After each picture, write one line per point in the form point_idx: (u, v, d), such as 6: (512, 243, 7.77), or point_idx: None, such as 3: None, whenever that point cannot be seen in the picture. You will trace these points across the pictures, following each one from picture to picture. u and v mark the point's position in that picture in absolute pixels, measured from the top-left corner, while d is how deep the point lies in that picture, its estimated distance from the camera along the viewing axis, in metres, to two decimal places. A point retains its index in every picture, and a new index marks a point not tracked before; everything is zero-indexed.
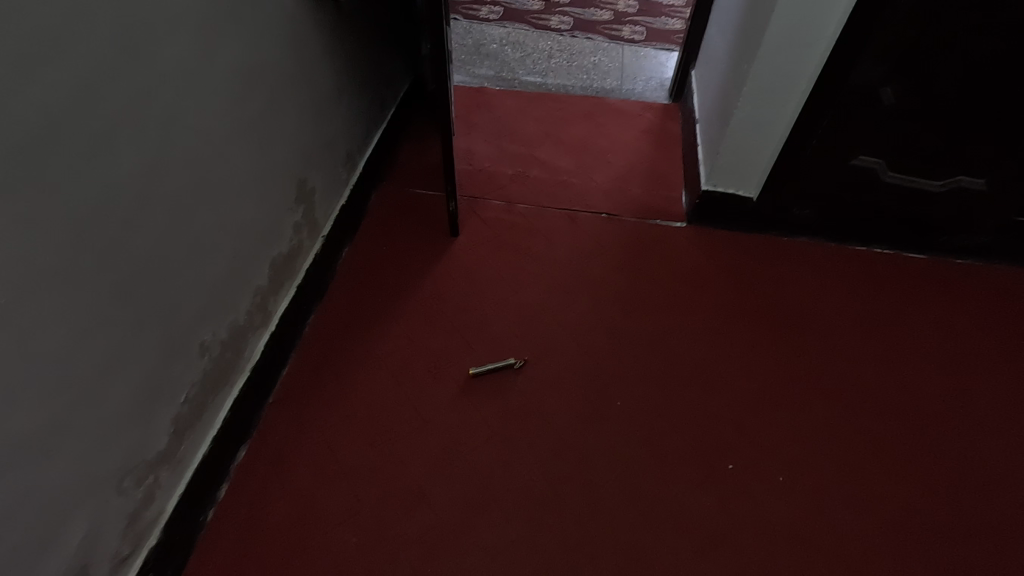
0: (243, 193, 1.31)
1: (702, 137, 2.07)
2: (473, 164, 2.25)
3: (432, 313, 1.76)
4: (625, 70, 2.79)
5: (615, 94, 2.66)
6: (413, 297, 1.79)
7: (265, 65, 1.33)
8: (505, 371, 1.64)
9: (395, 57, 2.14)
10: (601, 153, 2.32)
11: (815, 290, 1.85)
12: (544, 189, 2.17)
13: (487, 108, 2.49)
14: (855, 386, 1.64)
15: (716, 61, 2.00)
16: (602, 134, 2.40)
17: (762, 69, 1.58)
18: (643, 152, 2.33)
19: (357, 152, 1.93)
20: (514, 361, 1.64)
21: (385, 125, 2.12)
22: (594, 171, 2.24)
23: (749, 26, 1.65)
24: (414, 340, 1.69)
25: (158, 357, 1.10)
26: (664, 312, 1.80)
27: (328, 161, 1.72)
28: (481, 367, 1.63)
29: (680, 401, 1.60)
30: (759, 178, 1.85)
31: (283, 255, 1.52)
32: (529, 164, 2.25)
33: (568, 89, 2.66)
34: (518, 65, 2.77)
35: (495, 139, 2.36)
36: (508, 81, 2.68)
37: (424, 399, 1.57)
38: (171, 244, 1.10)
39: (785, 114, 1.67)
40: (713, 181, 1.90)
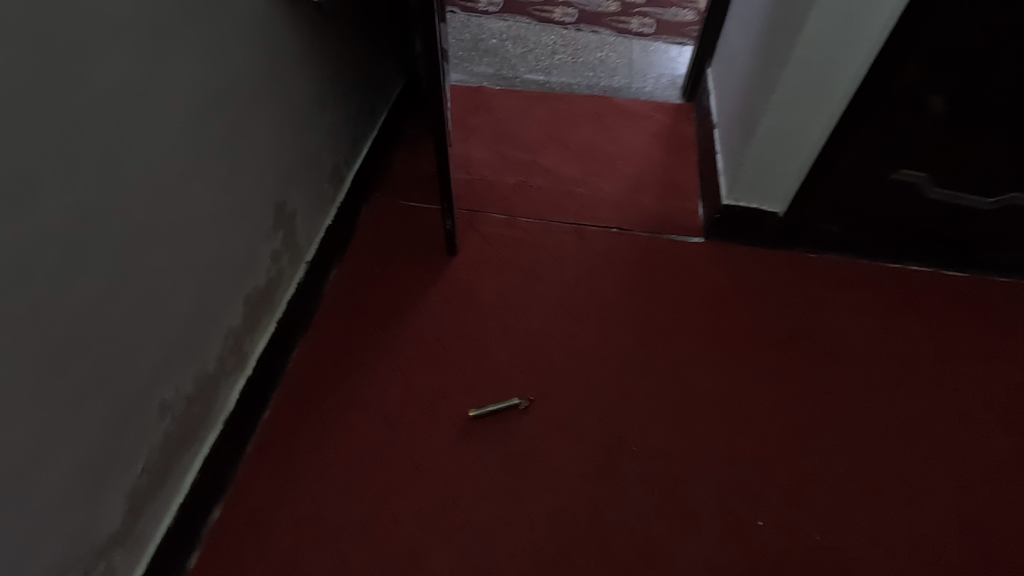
0: (208, 227, 1.15)
1: (722, 144, 1.90)
2: (472, 172, 2.09)
3: (427, 343, 1.61)
4: (634, 66, 2.61)
5: (623, 93, 2.48)
6: (406, 325, 1.64)
7: (232, 79, 1.16)
8: (508, 410, 1.49)
9: (385, 57, 1.96)
10: (610, 160, 2.15)
11: (845, 315, 1.70)
12: (549, 200, 2.01)
13: (487, 110, 2.32)
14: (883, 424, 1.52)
15: (739, 60, 1.81)
16: (611, 138, 2.23)
17: (794, 74, 1.41)
18: (655, 157, 2.16)
19: (345, 163, 1.77)
20: (519, 402, 1.49)
21: (375, 132, 1.95)
22: (603, 180, 2.08)
23: (780, 24, 1.47)
24: (406, 374, 1.54)
25: (106, 428, 0.95)
26: (682, 341, 1.65)
27: (311, 179, 1.55)
28: (481, 409, 1.48)
29: (700, 444, 1.46)
30: (787, 192, 1.68)
31: (260, 288, 1.37)
32: (532, 172, 2.08)
33: (573, 87, 2.47)
34: (519, 62, 2.59)
35: (495, 145, 2.19)
36: (509, 79, 2.50)
37: (420, 444, 1.43)
38: (117, 298, 0.94)
39: (819, 124, 1.49)
40: (735, 195, 1.74)
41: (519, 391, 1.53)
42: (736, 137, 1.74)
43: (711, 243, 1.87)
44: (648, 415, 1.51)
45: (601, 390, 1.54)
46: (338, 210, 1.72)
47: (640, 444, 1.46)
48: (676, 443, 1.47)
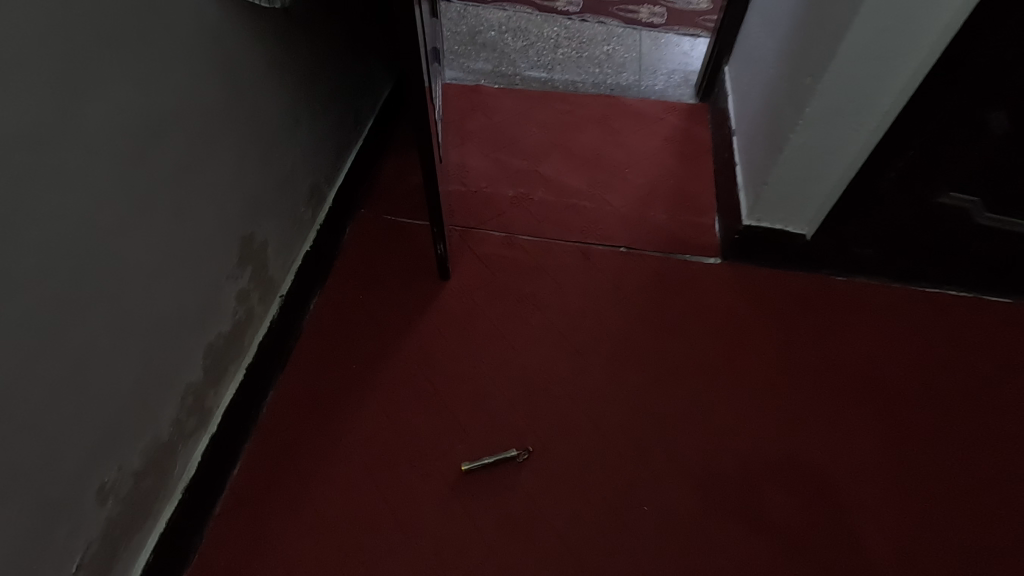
0: (153, 280, 0.99)
1: (742, 155, 1.72)
2: (467, 183, 1.91)
3: (416, 382, 1.45)
4: (643, 61, 2.41)
5: (633, 92, 2.28)
6: (393, 362, 1.48)
7: (178, 106, 0.99)
8: (506, 461, 1.35)
9: (369, 59, 1.77)
10: (617, 168, 1.97)
11: (877, 349, 1.55)
12: (551, 214, 1.83)
13: (484, 112, 2.13)
14: (908, 458, 1.40)
15: (763, 62, 1.63)
16: (618, 143, 2.05)
17: (832, 87, 1.23)
18: (667, 165, 1.98)
19: (326, 180, 1.61)
20: (517, 453, 1.35)
21: (359, 142, 1.78)
22: (610, 191, 1.90)
23: (816, 26, 1.29)
24: (393, 420, 1.39)
25: (22, 536, 0.81)
26: (697, 379, 1.50)
27: (285, 204, 1.39)
28: (475, 461, 1.33)
29: (718, 502, 1.33)
30: (815, 214, 1.51)
31: (224, 335, 1.22)
32: (533, 183, 1.91)
33: (578, 86, 2.28)
34: (519, 57, 2.39)
35: (493, 151, 2.01)
36: (508, 77, 2.30)
37: (408, 502, 1.29)
38: (28, 386, 0.79)
39: (855, 142, 1.32)
40: (757, 215, 1.57)
41: (518, 439, 1.39)
42: (759, 150, 1.57)
43: (729, 264, 1.70)
44: (660, 468, 1.37)
45: (608, 436, 1.40)
46: (319, 234, 1.57)
47: (652, 501, 1.33)
48: (692, 498, 1.33)
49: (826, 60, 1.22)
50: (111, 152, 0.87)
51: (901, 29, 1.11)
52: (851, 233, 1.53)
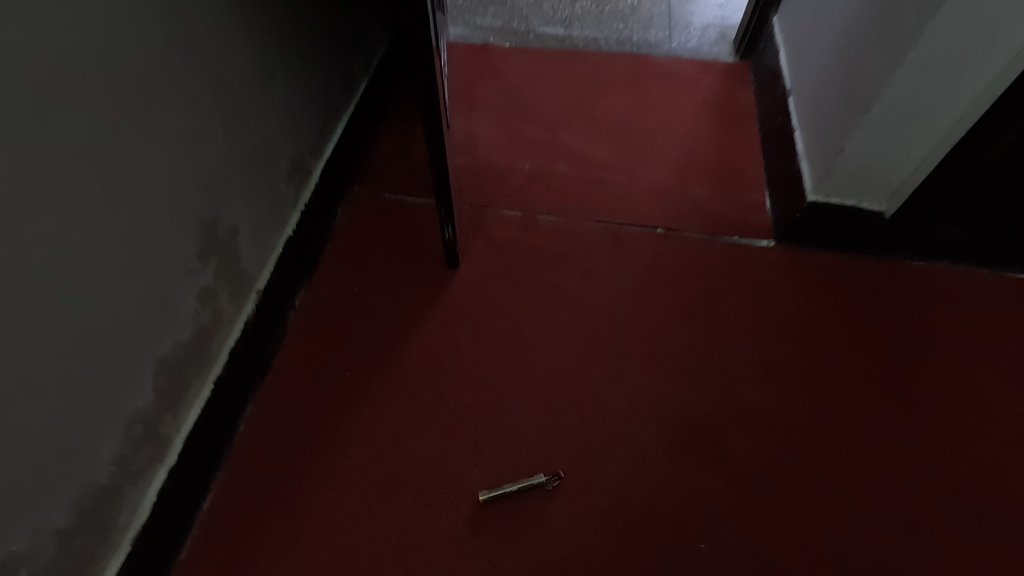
0: (74, 290, 0.77)
1: (803, 117, 1.46)
2: (478, 155, 1.66)
3: (425, 392, 1.24)
4: (674, 13, 2.10)
5: (663, 49, 1.98)
6: (398, 368, 1.26)
7: (101, 58, 0.74)
8: (533, 487, 1.14)
9: (360, 7, 1.49)
10: (650, 136, 1.71)
11: (965, 346, 1.33)
12: (576, 192, 1.59)
13: (494, 73, 1.86)
14: (1011, 468, 1.19)
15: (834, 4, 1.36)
16: (649, 108, 1.78)
17: (948, 28, 0.99)
18: (708, 133, 1.72)
19: (311, 152, 1.35)
20: (544, 479, 1.14)
21: (350, 108, 1.52)
22: (642, 163, 1.65)
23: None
24: (398, 437, 1.18)
25: None
26: (754, 385, 1.27)
27: (260, 181, 1.15)
28: (495, 491, 1.12)
29: (789, 534, 1.11)
30: (901, 183, 1.28)
31: (184, 345, 1.00)
32: (554, 154, 1.65)
33: (600, 43, 1.98)
34: (531, 9, 2.08)
35: (506, 118, 1.75)
36: (520, 35, 2.00)
37: (418, 538, 1.08)
38: None
39: (966, 95, 1.09)
40: (827, 188, 1.33)
41: (547, 462, 1.17)
42: (832, 109, 1.31)
43: (784, 249, 1.47)
44: (716, 494, 1.15)
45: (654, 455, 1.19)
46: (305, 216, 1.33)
47: (711, 533, 1.12)
48: (756, 528, 1.12)
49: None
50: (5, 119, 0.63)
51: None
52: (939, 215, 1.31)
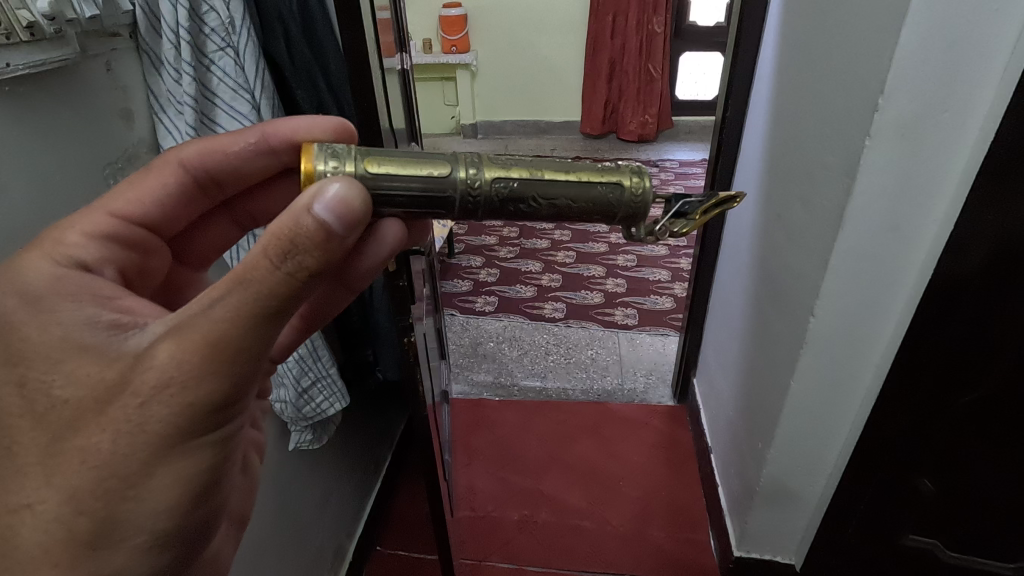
0: None
1: (720, 414, 1.29)
2: (450, 453, 1.36)
3: (193, 189, 0.60)
4: (624, 362, 1.81)
5: (621, 398, 1.67)
6: (210, 254, 0.68)
7: None
8: (572, 207, 0.50)
9: (378, 404, 1.30)
10: (614, 477, 1.40)
11: None
12: (542, 538, 1.27)
13: (483, 399, 1.66)
14: None
15: (732, 320, 1.23)
16: (608, 448, 1.49)
17: (854, 215, 0.71)
18: (668, 440, 1.51)
19: (355, 522, 1.19)
20: (612, 181, 0.50)
21: (402, 425, 1.42)
22: (622, 491, 1.37)
23: (823, 39, 0.79)
24: (164, 258, 0.60)
25: None
26: None
27: (319, 507, 1.06)
28: (405, 169, 0.48)
29: None
30: (820, 497, 0.98)
31: None
32: (530, 497, 1.36)
33: (570, 393, 1.69)
34: (505, 348, 1.90)
35: (481, 450, 1.49)
36: (505, 386, 1.73)
37: (220, 435, 0.44)
38: None
39: (893, 275, 0.75)
40: (750, 543, 1.10)
41: None
42: (755, 409, 1.05)
43: None
44: None
45: None
46: (316, 518, 1.04)
47: None
48: None
49: (819, 273, 0.78)
50: (92, 138, 0.64)
51: (968, 82, 0.61)
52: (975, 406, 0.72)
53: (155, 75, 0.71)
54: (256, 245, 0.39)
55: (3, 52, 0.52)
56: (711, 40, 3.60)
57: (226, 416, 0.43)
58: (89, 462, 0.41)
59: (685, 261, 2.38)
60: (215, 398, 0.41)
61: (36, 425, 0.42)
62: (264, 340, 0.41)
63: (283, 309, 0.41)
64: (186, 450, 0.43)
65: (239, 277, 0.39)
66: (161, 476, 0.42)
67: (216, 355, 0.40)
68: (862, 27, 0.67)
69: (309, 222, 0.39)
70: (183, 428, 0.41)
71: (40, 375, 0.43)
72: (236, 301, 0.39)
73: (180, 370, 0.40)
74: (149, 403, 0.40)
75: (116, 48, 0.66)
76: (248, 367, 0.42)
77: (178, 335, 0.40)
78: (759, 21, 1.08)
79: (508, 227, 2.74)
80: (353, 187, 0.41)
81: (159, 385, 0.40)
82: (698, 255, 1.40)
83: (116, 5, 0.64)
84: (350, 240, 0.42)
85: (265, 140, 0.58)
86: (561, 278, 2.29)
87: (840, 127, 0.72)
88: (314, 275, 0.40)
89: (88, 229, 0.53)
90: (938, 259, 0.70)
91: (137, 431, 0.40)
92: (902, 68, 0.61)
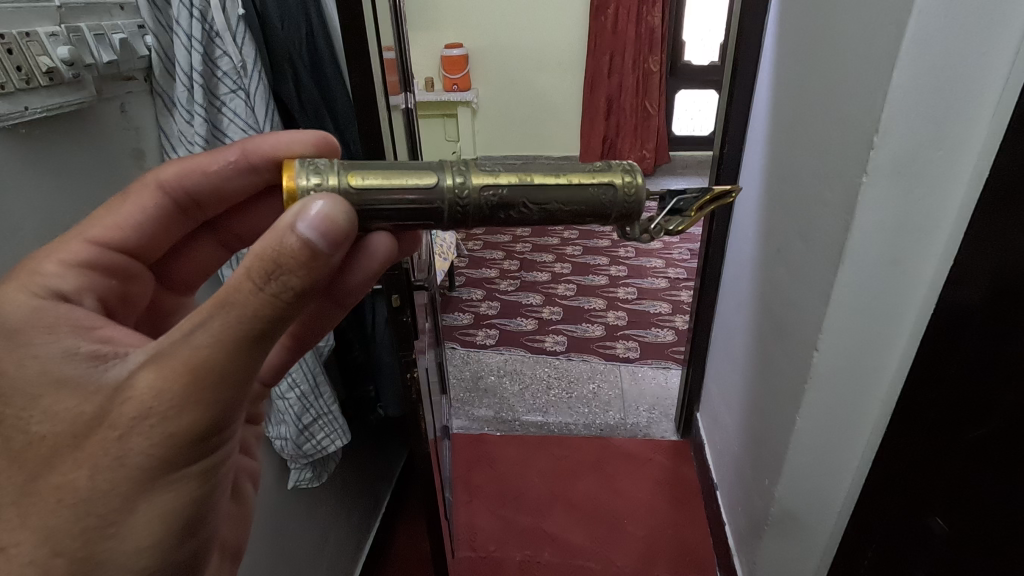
0: None
1: (726, 450, 1.27)
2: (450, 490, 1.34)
3: (173, 211, 0.58)
4: (625, 396, 1.80)
5: (624, 433, 1.65)
6: (196, 278, 0.66)
7: None
8: (567, 211, 0.49)
9: (378, 440, 1.29)
10: (617, 516, 1.37)
11: None
12: None
13: (483, 435, 1.64)
14: None
15: (734, 354, 1.22)
16: (611, 485, 1.46)
17: (856, 249, 0.72)
18: (672, 478, 1.48)
19: (352, 564, 1.16)
20: (600, 184, 0.48)
21: (401, 461, 1.40)
22: (625, 532, 1.33)
23: (820, 78, 0.80)
24: (145, 284, 0.59)
25: None
26: None
27: (316, 547, 1.03)
28: (389, 182, 0.46)
29: None
30: (830, 535, 0.96)
31: None
32: (531, 538, 1.33)
33: (573, 428, 1.67)
34: (505, 382, 1.88)
35: (481, 489, 1.46)
36: (506, 422, 1.70)
37: (206, 465, 0.42)
38: None
39: (897, 307, 0.75)
40: None
41: None
42: (761, 443, 1.03)
43: None
44: None
45: None
46: (312, 559, 1.01)
47: None
48: None
49: (821, 307, 0.78)
50: (100, 177, 0.65)
51: (960, 121, 0.62)
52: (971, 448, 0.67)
53: (167, 117, 0.72)
54: (240, 267, 0.37)
55: (22, 96, 0.53)
56: (707, 79, 3.69)
57: (210, 447, 0.42)
58: (64, 500, 0.39)
59: (685, 294, 2.39)
60: (198, 427, 0.40)
61: (10, 463, 0.40)
62: (250, 365, 0.40)
63: (269, 331, 0.39)
64: (169, 481, 0.41)
65: (221, 300, 0.38)
66: (142, 512, 0.40)
67: (199, 384, 0.38)
68: (856, 67, 0.69)
69: (293, 241, 0.37)
70: (166, 459, 0.40)
71: (16, 412, 0.41)
72: (221, 325, 0.38)
73: (159, 400, 0.38)
74: (128, 436, 0.39)
75: (130, 91, 0.68)
76: (234, 393, 0.40)
77: (159, 362, 0.38)
78: (753, 60, 1.11)
79: (508, 260, 2.75)
80: (339, 204, 0.39)
81: (138, 417, 0.38)
82: (698, 288, 1.40)
83: (132, 50, 0.66)
84: (337, 258, 0.40)
85: (245, 158, 0.56)
86: (562, 310, 2.29)
87: (838, 164, 0.74)
88: (300, 295, 0.39)
89: (67, 258, 0.52)
90: (940, 293, 0.71)
91: (117, 465, 0.39)
92: (895, 109, 0.62)
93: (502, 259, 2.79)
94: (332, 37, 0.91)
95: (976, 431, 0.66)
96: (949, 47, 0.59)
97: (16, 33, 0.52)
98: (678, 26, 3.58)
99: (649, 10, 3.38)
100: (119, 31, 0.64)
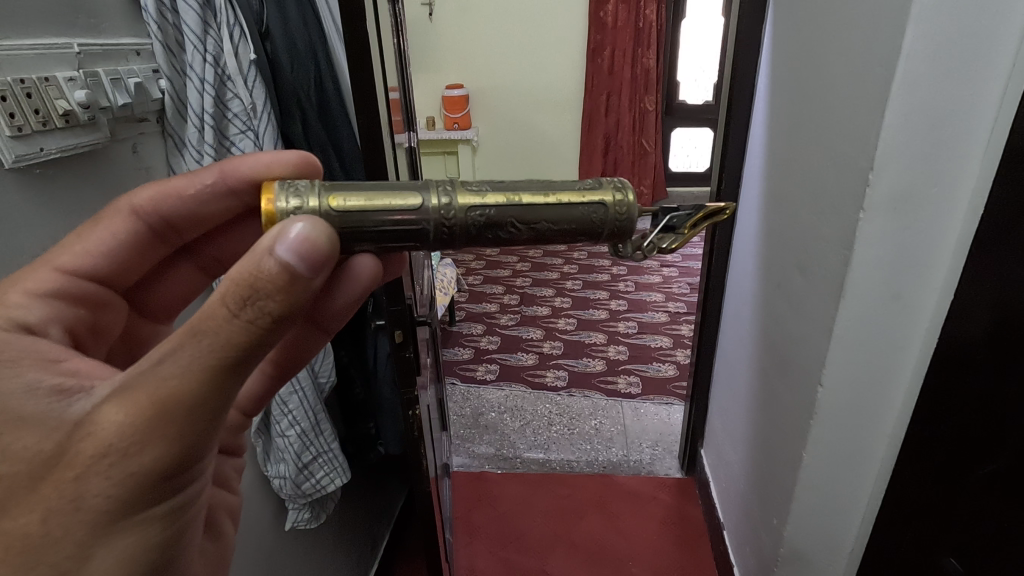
0: None
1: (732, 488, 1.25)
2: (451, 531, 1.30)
3: (149, 236, 0.58)
4: (629, 433, 1.77)
5: (627, 470, 1.62)
6: (175, 305, 0.66)
7: None
8: (557, 229, 0.49)
9: (378, 479, 1.26)
10: (620, 557, 1.33)
11: None
12: None
13: (483, 474, 1.60)
14: None
15: (737, 390, 1.22)
16: (615, 525, 1.42)
17: (853, 281, 0.72)
18: (677, 517, 1.44)
19: None
20: (589, 202, 0.49)
21: (401, 499, 1.37)
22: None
23: (815, 115, 0.82)
24: (117, 313, 0.59)
25: None
26: None
27: None
28: (373, 203, 0.47)
29: None
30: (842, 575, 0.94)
31: None
32: None
33: (574, 466, 1.64)
34: (506, 418, 1.86)
35: (481, 529, 1.42)
36: (508, 459, 1.68)
37: (171, 505, 0.41)
38: None
39: (896, 339, 0.75)
40: None
41: None
42: (768, 480, 1.02)
43: None
44: None
45: None
46: None
47: None
48: None
49: (823, 343, 0.78)
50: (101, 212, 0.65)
51: (949, 159, 0.64)
52: (982, 485, 0.66)
53: (177, 157, 0.75)
54: (214, 293, 0.37)
55: (39, 138, 0.55)
56: (701, 117, 3.80)
57: (175, 487, 0.40)
58: (12, 548, 0.37)
59: (686, 327, 2.39)
60: (162, 464, 0.38)
61: None
62: (224, 394, 0.39)
63: (245, 358, 0.38)
64: (131, 525, 0.39)
65: (195, 327, 0.37)
66: (100, 558, 0.38)
67: (167, 418, 0.37)
68: (849, 114, 0.71)
69: (270, 265, 0.37)
70: (125, 501, 0.38)
71: None
72: (193, 354, 0.37)
73: (121, 436, 0.37)
74: (85, 476, 0.37)
75: (143, 132, 0.70)
76: (204, 426, 0.39)
77: (122, 396, 0.37)
78: (747, 98, 1.14)
79: (508, 295, 2.76)
80: (319, 225, 0.39)
81: (97, 455, 0.37)
82: (699, 323, 1.40)
83: (147, 93, 0.68)
84: (318, 281, 0.40)
85: (223, 180, 0.56)
86: (562, 345, 2.28)
87: (835, 199, 0.75)
88: (278, 321, 0.39)
89: (36, 287, 0.52)
90: (941, 328, 0.71)
91: (74, 508, 0.37)
92: (887, 148, 0.64)
93: (502, 293, 2.79)
94: (338, 77, 0.94)
95: (988, 465, 0.65)
96: (937, 91, 0.61)
97: (36, 78, 0.54)
98: (672, 67, 3.70)
99: (643, 52, 3.51)
100: (134, 75, 0.66)
